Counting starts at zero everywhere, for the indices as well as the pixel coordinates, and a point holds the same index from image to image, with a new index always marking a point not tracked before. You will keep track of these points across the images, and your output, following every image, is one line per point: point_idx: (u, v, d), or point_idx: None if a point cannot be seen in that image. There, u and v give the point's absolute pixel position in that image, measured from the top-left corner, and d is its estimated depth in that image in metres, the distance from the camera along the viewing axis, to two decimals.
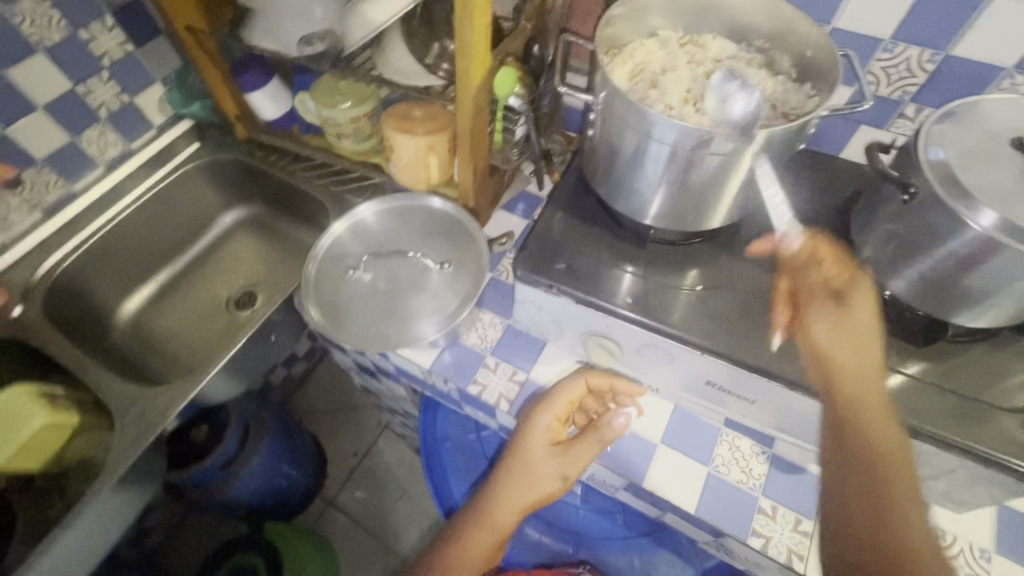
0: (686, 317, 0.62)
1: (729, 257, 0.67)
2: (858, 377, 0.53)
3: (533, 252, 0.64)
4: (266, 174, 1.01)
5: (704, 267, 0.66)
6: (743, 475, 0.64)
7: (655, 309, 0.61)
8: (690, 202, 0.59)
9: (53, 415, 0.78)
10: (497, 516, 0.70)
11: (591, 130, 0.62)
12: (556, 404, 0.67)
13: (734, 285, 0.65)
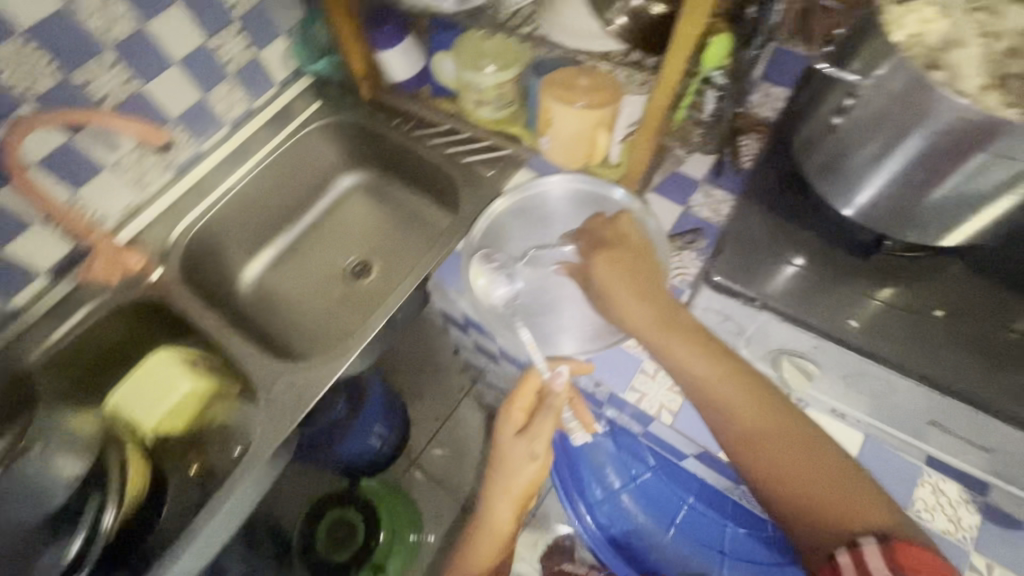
0: (911, 346, 0.52)
1: (959, 271, 0.57)
2: (679, 341, 0.56)
3: (730, 258, 0.57)
4: (385, 137, 0.95)
5: (927, 283, 0.56)
6: (951, 525, 0.58)
7: (877, 334, 0.53)
8: (941, 216, 0.49)
9: (192, 384, 0.78)
10: (495, 522, 0.66)
11: (832, 118, 0.51)
12: (521, 394, 0.63)
13: (968, 308, 0.55)
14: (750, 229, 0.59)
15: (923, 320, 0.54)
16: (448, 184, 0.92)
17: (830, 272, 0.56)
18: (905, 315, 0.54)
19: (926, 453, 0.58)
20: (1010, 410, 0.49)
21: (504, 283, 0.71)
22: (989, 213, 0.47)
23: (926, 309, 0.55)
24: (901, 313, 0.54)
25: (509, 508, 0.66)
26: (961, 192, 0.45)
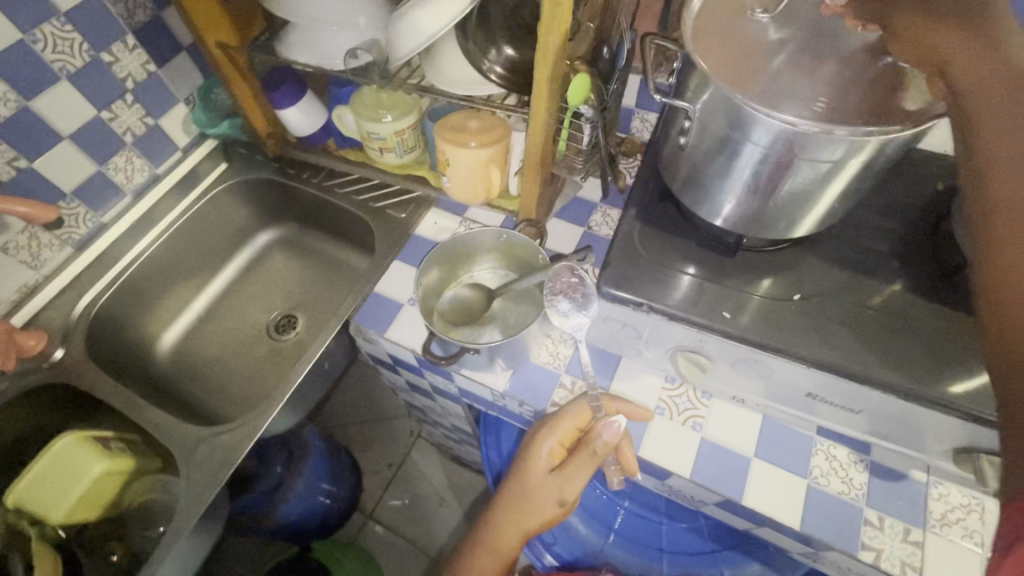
0: (777, 327, 0.59)
1: (814, 259, 0.65)
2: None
3: (617, 268, 0.62)
4: (298, 191, 0.97)
5: (788, 272, 0.64)
6: (845, 487, 0.63)
7: (753, 322, 0.59)
8: (782, 212, 0.56)
9: (109, 459, 0.75)
10: (505, 537, 0.69)
11: (681, 138, 0.58)
12: (562, 428, 0.65)
13: (824, 289, 0.62)
14: (634, 241, 0.65)
15: (788, 305, 0.61)
16: (364, 230, 0.94)
17: (704, 271, 0.63)
18: (769, 301, 0.61)
19: (815, 424, 0.65)
20: (869, 373, 0.55)
21: (587, 319, 0.66)
22: (819, 206, 0.55)
23: (789, 295, 0.62)
24: (769, 299, 0.61)
25: (516, 530, 0.69)
26: (791, 190, 0.53)
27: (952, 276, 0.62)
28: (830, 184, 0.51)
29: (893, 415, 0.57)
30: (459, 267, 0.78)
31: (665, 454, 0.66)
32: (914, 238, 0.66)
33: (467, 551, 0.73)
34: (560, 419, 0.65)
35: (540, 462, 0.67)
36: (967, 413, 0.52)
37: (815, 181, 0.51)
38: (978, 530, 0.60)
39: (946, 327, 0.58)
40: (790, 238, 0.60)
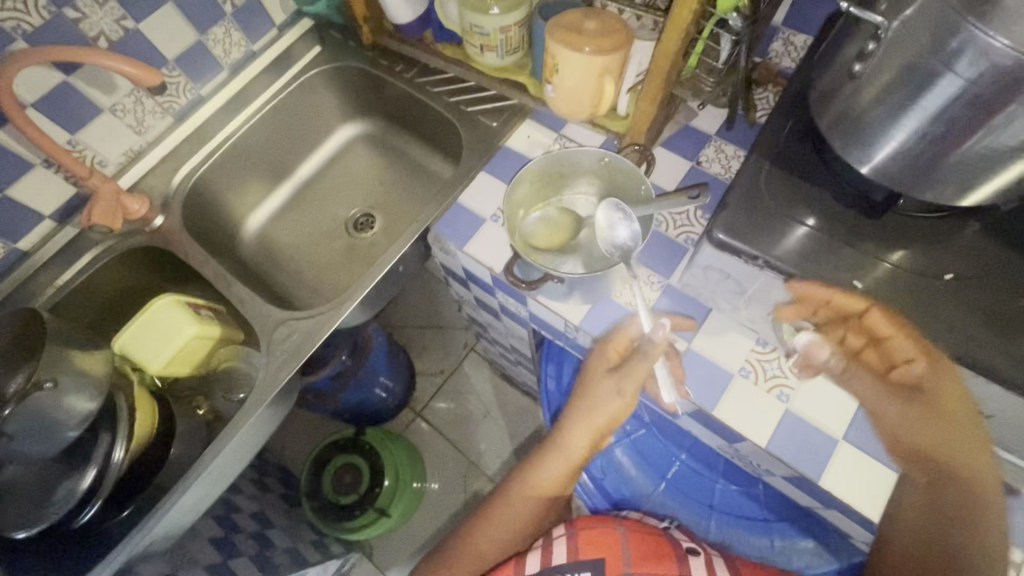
0: (914, 307, 0.51)
1: (980, 234, 0.54)
2: (947, 441, 0.54)
3: (735, 211, 0.55)
4: (388, 84, 0.92)
5: (942, 245, 0.54)
6: None
7: (885, 297, 0.51)
8: (963, 174, 0.46)
9: (197, 327, 0.79)
10: (567, 453, 0.67)
11: (856, 66, 0.47)
12: (619, 337, 0.65)
13: (984, 271, 0.52)
14: (758, 182, 0.56)
15: (932, 284, 0.52)
16: (451, 136, 0.89)
17: (839, 230, 0.54)
18: (911, 276, 0.52)
19: None
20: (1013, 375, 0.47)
21: (692, 273, 0.62)
22: (1009, 172, 0.45)
23: (936, 273, 0.52)
24: (909, 271, 0.52)
25: (573, 442, 0.67)
26: (981, 145, 0.43)
27: None
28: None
29: None
30: (559, 189, 0.73)
31: (742, 419, 0.62)
32: None
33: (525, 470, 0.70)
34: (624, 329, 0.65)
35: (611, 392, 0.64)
36: None
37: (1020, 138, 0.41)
38: None
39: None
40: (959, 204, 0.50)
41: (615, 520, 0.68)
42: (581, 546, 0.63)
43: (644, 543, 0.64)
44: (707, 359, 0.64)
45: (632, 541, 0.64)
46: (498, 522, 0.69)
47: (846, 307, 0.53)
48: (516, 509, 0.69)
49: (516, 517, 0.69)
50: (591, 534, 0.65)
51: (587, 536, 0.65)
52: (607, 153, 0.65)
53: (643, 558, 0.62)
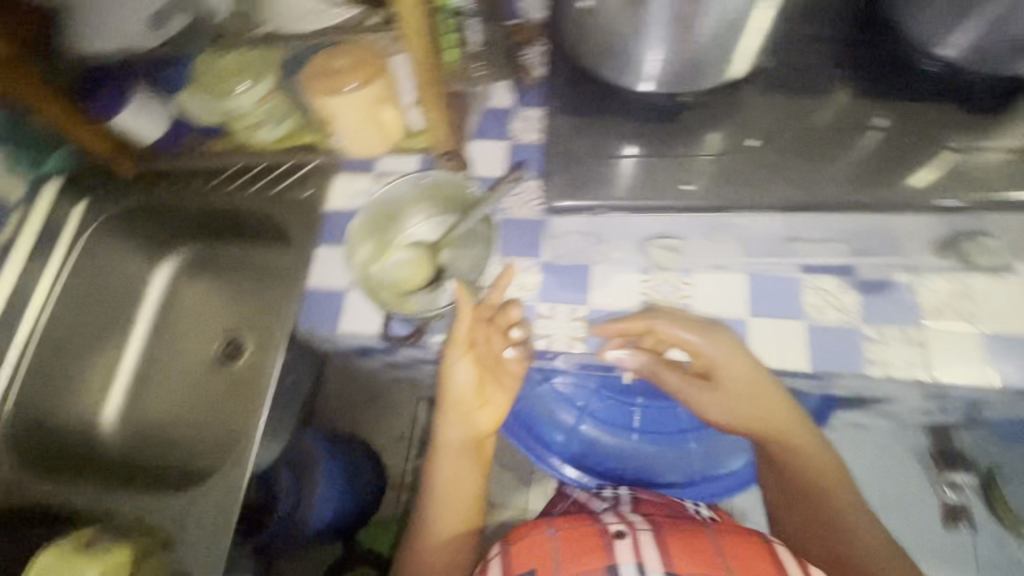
0: (730, 177, 0.55)
1: (759, 94, 0.59)
2: (756, 408, 0.65)
3: (557, 176, 0.56)
4: (179, 205, 0.83)
5: (735, 115, 0.58)
6: (840, 312, 0.62)
7: (711, 181, 0.55)
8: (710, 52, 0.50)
9: (106, 560, 0.62)
10: (449, 446, 0.69)
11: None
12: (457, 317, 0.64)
13: (771, 125, 0.57)
14: (565, 144, 0.57)
15: (741, 154, 0.56)
16: (271, 226, 0.82)
17: (643, 142, 0.57)
18: (718, 149, 0.56)
19: (795, 262, 0.63)
20: (835, 198, 0.54)
21: None
22: (754, 34, 0.48)
23: (742, 143, 0.57)
24: (721, 155, 0.56)
25: (458, 429, 0.68)
26: (713, 23, 0.46)
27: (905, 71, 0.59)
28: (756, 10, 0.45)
29: (865, 229, 0.58)
30: (389, 231, 0.68)
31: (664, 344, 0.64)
32: (851, 43, 0.61)
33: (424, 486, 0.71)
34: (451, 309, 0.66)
35: (454, 365, 0.64)
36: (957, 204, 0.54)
37: (742, 3, 0.44)
38: (966, 309, 0.61)
39: (894, 127, 0.57)
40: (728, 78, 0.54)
41: (546, 523, 0.65)
42: (514, 562, 0.61)
43: (574, 541, 0.60)
44: (607, 311, 0.65)
45: (565, 544, 0.60)
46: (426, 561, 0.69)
47: (638, 332, 0.63)
48: (438, 528, 0.70)
49: (434, 534, 0.70)
50: (522, 545, 0.62)
51: (518, 549, 0.61)
52: (421, 176, 0.66)
53: (574, 561, 0.58)
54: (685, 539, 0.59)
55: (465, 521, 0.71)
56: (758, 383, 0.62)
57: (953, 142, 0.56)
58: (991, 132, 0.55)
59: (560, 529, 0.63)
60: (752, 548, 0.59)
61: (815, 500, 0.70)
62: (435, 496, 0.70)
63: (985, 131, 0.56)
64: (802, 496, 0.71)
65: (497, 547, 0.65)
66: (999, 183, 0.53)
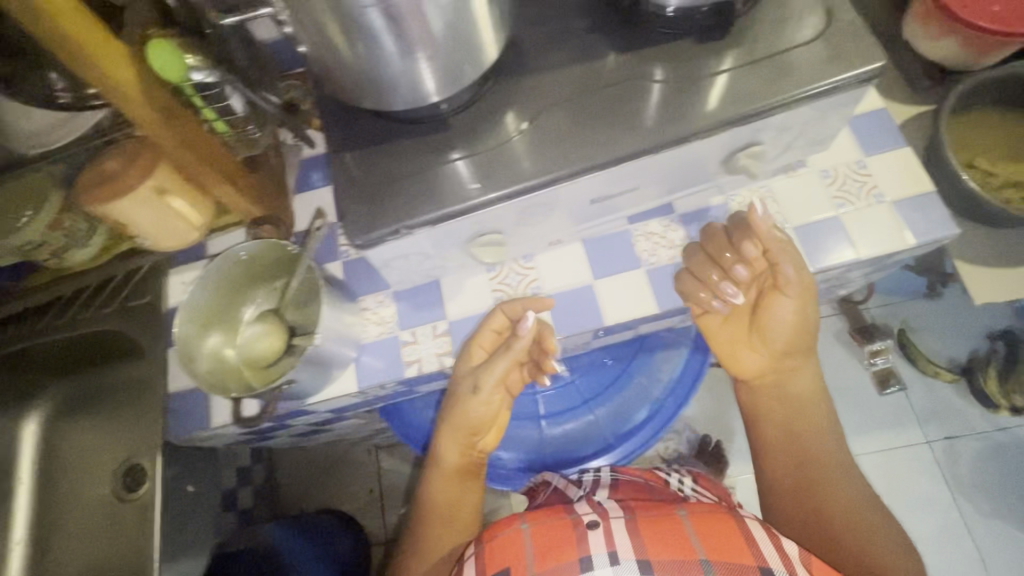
0: (536, 157, 0.57)
1: (536, 75, 0.60)
2: (796, 335, 0.68)
3: (350, 211, 0.56)
4: (23, 352, 0.79)
5: (517, 99, 0.60)
6: (672, 250, 0.66)
7: (537, 158, 0.56)
8: (448, 54, 0.51)
9: None
10: (446, 463, 0.74)
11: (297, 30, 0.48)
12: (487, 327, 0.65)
13: (553, 96, 0.59)
14: (356, 174, 0.58)
15: (525, 135, 0.58)
16: (125, 340, 0.78)
17: (453, 151, 0.58)
18: (507, 137, 0.58)
19: (620, 217, 0.66)
20: (632, 148, 0.55)
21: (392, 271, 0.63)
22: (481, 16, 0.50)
23: (522, 126, 0.58)
24: (516, 136, 0.58)
25: (456, 446, 0.73)
26: (421, 31, 0.47)
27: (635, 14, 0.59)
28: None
29: (667, 168, 0.60)
30: (231, 310, 0.67)
31: (526, 331, 0.66)
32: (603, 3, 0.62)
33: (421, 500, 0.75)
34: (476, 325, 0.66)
35: (478, 386, 0.67)
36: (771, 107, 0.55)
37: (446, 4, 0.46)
38: (777, 211, 0.66)
39: (673, 73, 0.57)
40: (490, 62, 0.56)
41: (520, 515, 0.66)
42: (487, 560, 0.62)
43: (547, 537, 0.62)
44: (466, 318, 0.67)
45: (538, 538, 0.62)
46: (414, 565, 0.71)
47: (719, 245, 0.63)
48: (436, 533, 0.72)
49: (430, 544, 0.71)
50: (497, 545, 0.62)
51: (492, 548, 0.63)
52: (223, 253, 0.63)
53: (544, 555, 0.60)
54: (656, 522, 0.61)
55: (461, 537, 0.72)
56: (776, 308, 0.66)
57: (724, 64, 0.57)
58: (749, 44, 0.57)
59: (533, 525, 0.63)
60: (716, 523, 0.61)
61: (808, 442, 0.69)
62: (431, 510, 0.73)
63: (743, 44, 0.57)
64: (799, 441, 0.70)
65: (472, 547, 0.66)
66: (771, 92, 0.55)
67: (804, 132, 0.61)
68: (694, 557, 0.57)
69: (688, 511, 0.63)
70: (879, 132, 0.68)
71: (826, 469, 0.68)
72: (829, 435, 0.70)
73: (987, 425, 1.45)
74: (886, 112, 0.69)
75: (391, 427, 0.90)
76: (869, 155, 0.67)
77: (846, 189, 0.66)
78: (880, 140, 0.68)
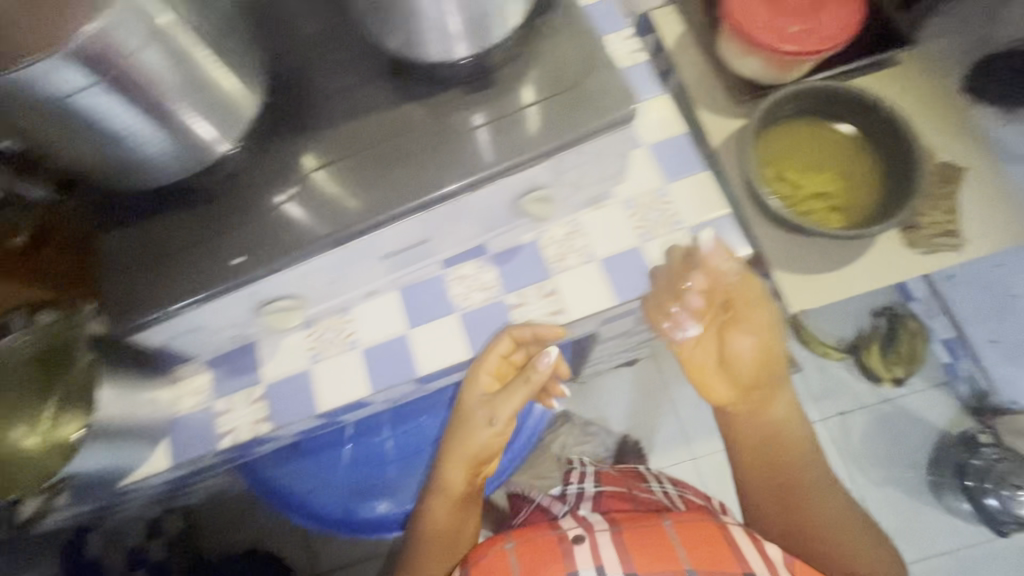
0: (361, 196, 0.55)
1: (329, 118, 0.58)
2: (763, 358, 0.78)
3: (112, 297, 0.54)
4: None
5: (315, 138, 0.57)
6: (485, 291, 0.67)
7: (363, 203, 0.55)
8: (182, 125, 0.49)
9: None
10: (451, 486, 0.76)
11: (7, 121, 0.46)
12: (488, 364, 0.67)
13: (356, 138, 0.57)
14: (140, 239, 0.55)
15: (313, 185, 0.56)
16: None
17: (280, 190, 0.56)
18: (320, 178, 0.56)
19: (430, 263, 0.66)
20: (439, 193, 0.55)
21: (189, 346, 0.61)
22: (213, 74, 0.49)
23: (332, 165, 0.56)
24: (320, 177, 0.56)
25: (460, 470, 0.76)
26: (135, 112, 0.46)
27: (399, 69, 0.58)
28: (187, 57, 0.46)
29: (460, 216, 0.59)
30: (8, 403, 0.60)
31: (344, 388, 0.65)
32: (367, 52, 0.60)
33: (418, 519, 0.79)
34: (485, 355, 0.66)
35: (498, 412, 0.72)
36: (553, 151, 0.55)
37: (171, 78, 0.45)
38: (584, 245, 0.67)
39: (497, 116, 0.56)
40: (252, 113, 0.55)
41: (505, 536, 0.75)
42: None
43: (533, 554, 0.71)
44: (283, 380, 0.65)
45: (521, 554, 0.71)
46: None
47: (682, 270, 0.67)
48: (437, 549, 0.76)
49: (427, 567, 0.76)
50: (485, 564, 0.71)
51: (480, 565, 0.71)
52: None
53: (532, 570, 0.69)
54: (636, 534, 0.73)
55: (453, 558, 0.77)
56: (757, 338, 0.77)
57: (530, 97, 0.56)
58: (520, 90, 0.56)
59: (516, 542, 0.73)
60: (698, 528, 0.74)
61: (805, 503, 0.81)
62: (428, 540, 0.76)
63: (515, 90, 0.57)
64: (782, 481, 0.82)
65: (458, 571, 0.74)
66: (562, 130, 0.55)
67: (589, 170, 0.61)
68: (680, 567, 0.68)
69: (673, 522, 0.75)
70: (680, 158, 0.69)
71: (807, 496, 0.81)
72: (812, 469, 0.83)
73: (873, 397, 1.54)
74: (688, 137, 0.70)
75: (249, 483, 0.87)
76: (670, 182, 0.69)
77: (649, 219, 0.68)
78: (679, 166, 0.69)
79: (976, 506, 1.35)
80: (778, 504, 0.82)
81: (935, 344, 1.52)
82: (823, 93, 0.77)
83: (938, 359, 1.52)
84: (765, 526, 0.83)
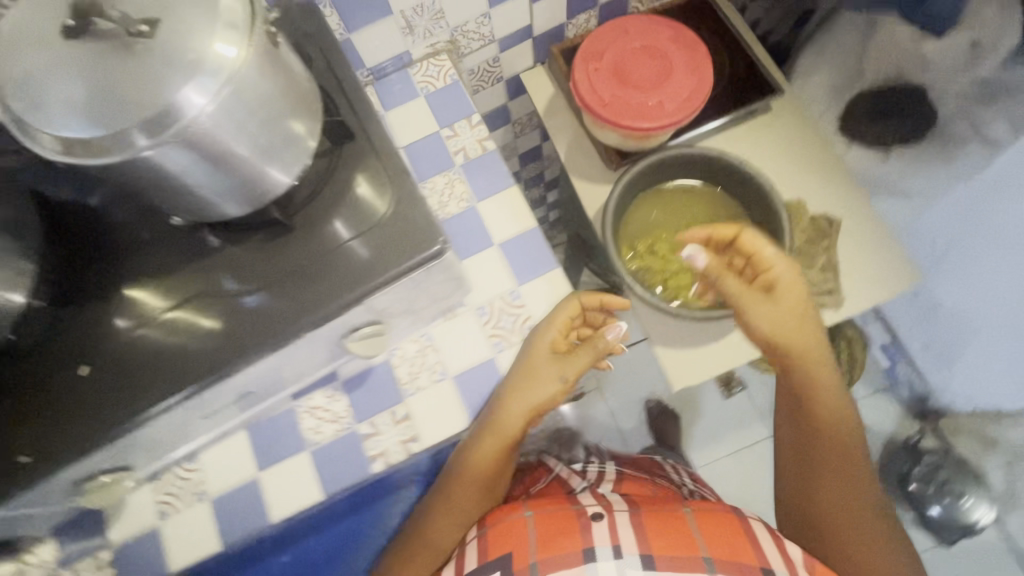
0: (202, 333, 0.52)
1: (145, 268, 0.54)
2: (797, 363, 0.67)
3: None
4: None
5: (139, 281, 0.54)
6: (336, 424, 0.64)
7: (214, 339, 0.51)
8: None
9: None
10: (501, 430, 0.63)
11: None
12: (560, 318, 0.62)
13: (184, 281, 0.54)
14: None
15: (144, 328, 0.52)
16: None
17: (120, 325, 0.53)
18: (142, 335, 0.52)
19: (270, 404, 0.62)
20: (258, 351, 0.51)
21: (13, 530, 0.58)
22: None
23: (159, 313, 0.53)
24: (152, 323, 0.52)
25: (519, 418, 0.63)
26: None
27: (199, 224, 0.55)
28: None
29: (285, 367, 0.56)
30: None
31: (199, 542, 0.62)
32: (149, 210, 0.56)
33: (458, 459, 0.67)
34: (556, 311, 0.63)
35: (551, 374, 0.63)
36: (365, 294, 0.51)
37: None
38: (436, 362, 0.65)
39: (354, 227, 0.53)
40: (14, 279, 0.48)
41: (523, 505, 0.69)
42: (489, 543, 0.65)
43: (552, 523, 0.65)
44: (134, 539, 0.62)
45: (538, 524, 0.65)
46: (432, 521, 0.69)
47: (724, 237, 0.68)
48: (464, 500, 0.68)
49: (442, 514, 0.69)
50: (498, 528, 0.66)
51: (497, 530, 0.66)
52: None
53: (545, 542, 0.63)
54: (661, 523, 0.64)
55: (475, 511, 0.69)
56: (800, 326, 0.66)
57: (350, 231, 0.53)
58: (327, 227, 0.53)
59: (535, 513, 0.67)
60: (724, 529, 0.64)
61: (834, 481, 0.68)
62: (459, 475, 0.66)
63: (322, 229, 0.53)
64: (823, 494, 0.69)
65: (476, 530, 0.69)
66: (374, 271, 0.51)
67: (418, 299, 0.57)
68: (696, 552, 0.61)
69: (692, 509, 0.68)
70: (529, 258, 0.67)
71: (855, 525, 0.67)
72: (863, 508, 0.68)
73: None
74: (539, 232, 0.68)
75: None
76: (521, 284, 0.66)
77: (503, 326, 0.65)
78: (529, 267, 0.67)
79: (920, 517, 1.39)
80: (810, 523, 0.70)
81: (874, 349, 1.43)
82: (680, 162, 0.75)
83: (878, 364, 1.45)
84: (799, 525, 0.72)
